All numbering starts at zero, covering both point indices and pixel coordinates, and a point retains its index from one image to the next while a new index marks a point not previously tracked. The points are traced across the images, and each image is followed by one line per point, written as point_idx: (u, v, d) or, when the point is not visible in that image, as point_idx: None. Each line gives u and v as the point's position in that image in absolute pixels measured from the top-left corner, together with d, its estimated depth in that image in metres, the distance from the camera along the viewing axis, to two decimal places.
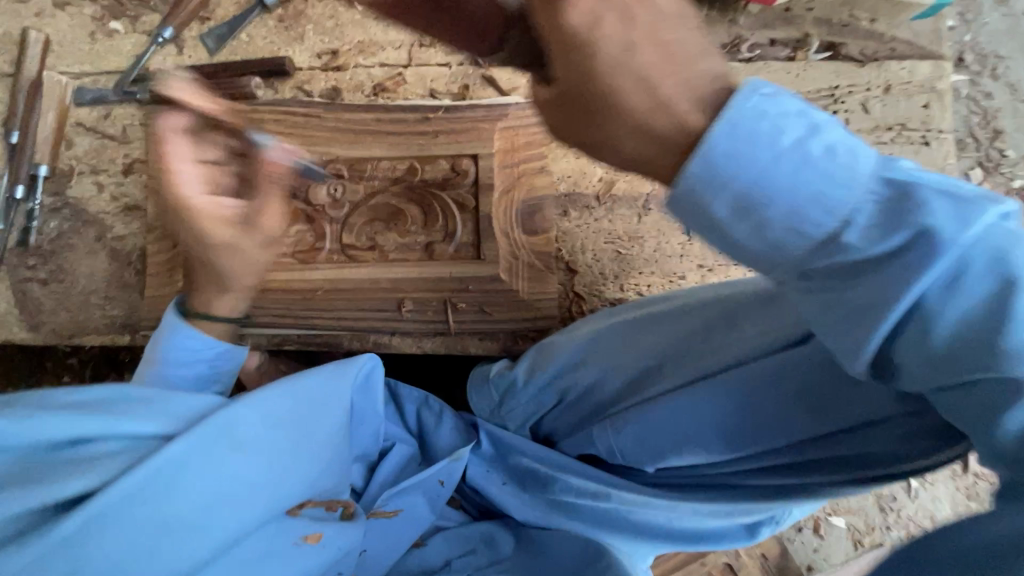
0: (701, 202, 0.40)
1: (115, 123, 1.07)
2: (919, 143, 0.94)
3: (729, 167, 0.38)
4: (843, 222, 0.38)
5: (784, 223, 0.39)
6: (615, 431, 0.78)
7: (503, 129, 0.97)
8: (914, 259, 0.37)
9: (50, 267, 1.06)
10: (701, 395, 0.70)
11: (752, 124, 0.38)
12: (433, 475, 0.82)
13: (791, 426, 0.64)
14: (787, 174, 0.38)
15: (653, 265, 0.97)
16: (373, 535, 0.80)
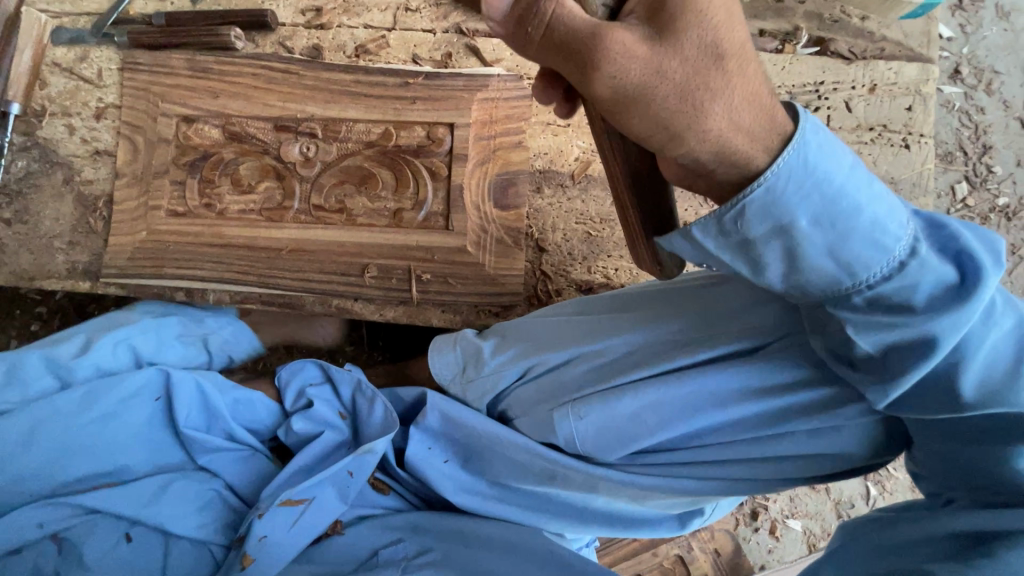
0: (777, 226, 0.50)
1: (91, 65, 1.05)
2: (899, 146, 0.93)
3: (787, 195, 0.48)
4: (887, 270, 0.51)
5: (841, 262, 0.51)
6: (580, 418, 0.78)
7: (481, 100, 0.95)
8: (937, 309, 0.51)
9: (15, 207, 1.04)
10: (676, 385, 0.74)
11: (815, 162, 0.48)
12: (340, 468, 0.88)
13: (756, 417, 0.72)
14: (846, 212, 0.49)
15: (623, 250, 0.96)
16: (278, 521, 0.86)
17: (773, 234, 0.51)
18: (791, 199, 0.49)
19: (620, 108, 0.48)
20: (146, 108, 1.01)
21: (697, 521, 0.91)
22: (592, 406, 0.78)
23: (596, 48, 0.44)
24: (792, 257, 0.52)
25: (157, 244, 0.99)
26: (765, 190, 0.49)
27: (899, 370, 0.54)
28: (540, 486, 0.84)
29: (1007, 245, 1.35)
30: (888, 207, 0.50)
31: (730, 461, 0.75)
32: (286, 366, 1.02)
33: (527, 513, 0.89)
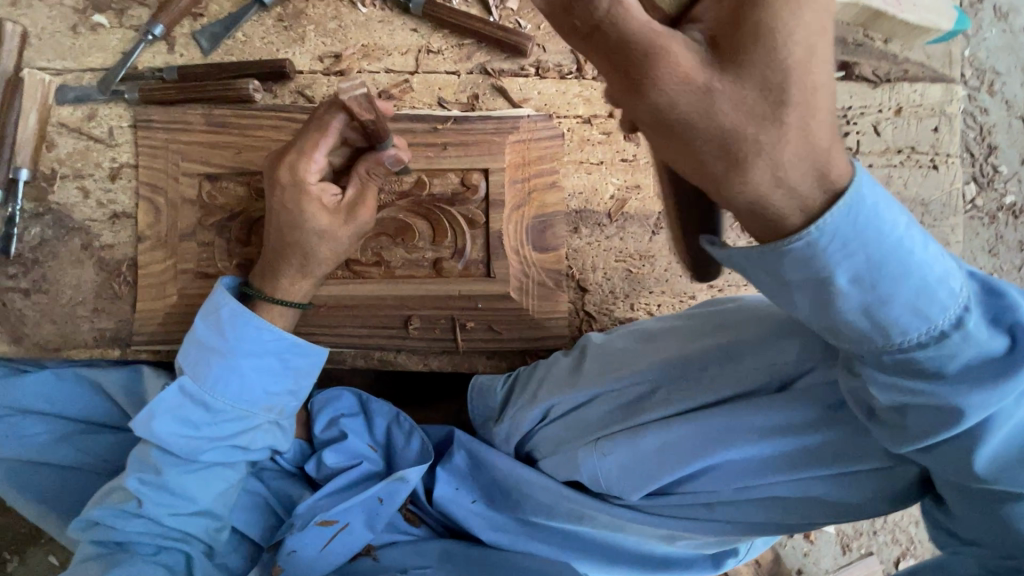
0: (798, 277, 0.48)
1: (101, 124, 1.00)
2: (927, 167, 0.95)
3: (833, 250, 0.46)
4: (933, 331, 0.49)
5: (874, 320, 0.49)
6: (602, 455, 0.81)
7: (514, 143, 0.94)
8: (985, 378, 0.50)
9: (32, 277, 1.00)
10: (697, 424, 0.75)
11: (867, 223, 0.45)
12: (372, 494, 0.91)
13: (787, 459, 0.72)
14: (894, 280, 0.47)
15: (663, 285, 0.97)
16: (306, 540, 0.90)
17: (808, 289, 0.48)
18: (839, 257, 0.46)
19: (668, 129, 0.45)
20: (166, 167, 0.97)
21: (731, 560, 0.92)
22: (612, 447, 0.80)
23: (653, 60, 0.42)
24: (825, 310, 0.49)
25: (189, 307, 0.96)
26: (809, 244, 0.46)
27: (918, 431, 0.55)
28: (568, 523, 0.87)
29: (1014, 242, 1.39)
30: (937, 262, 0.48)
31: (756, 500, 0.76)
32: (321, 393, 1.06)
33: (556, 551, 0.91)
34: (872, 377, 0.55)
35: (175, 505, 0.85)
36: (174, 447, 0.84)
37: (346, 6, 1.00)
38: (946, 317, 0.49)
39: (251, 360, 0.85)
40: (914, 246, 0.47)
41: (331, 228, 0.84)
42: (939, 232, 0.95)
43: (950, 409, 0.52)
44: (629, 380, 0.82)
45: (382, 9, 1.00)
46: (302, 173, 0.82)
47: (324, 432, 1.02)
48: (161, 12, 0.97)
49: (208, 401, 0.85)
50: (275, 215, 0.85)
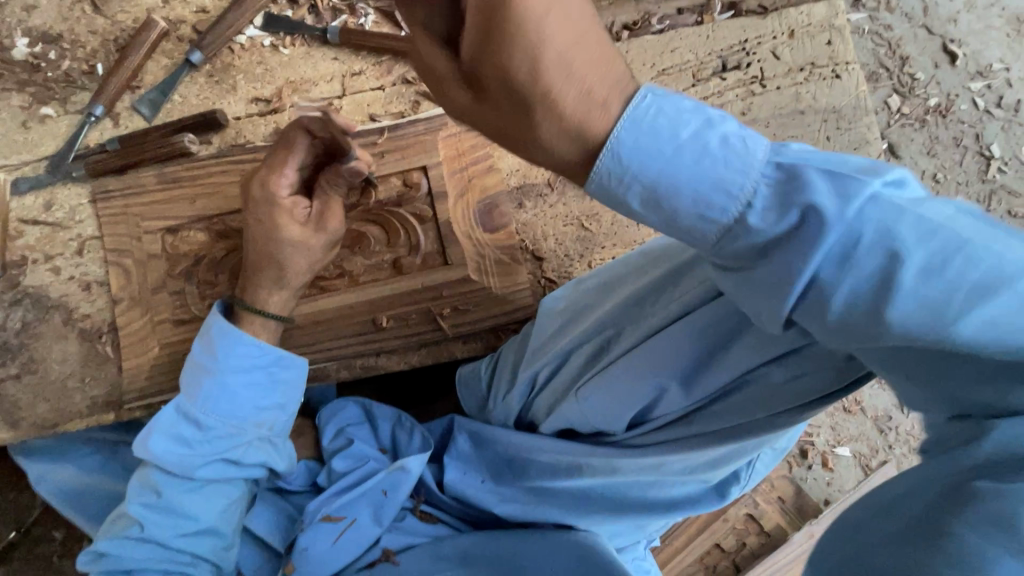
0: (616, 197, 0.49)
1: (61, 206, 1.06)
2: (831, 78, 1.01)
3: (633, 163, 0.46)
4: (744, 205, 0.47)
5: (694, 211, 0.48)
6: (579, 401, 0.83)
7: (445, 138, 1.00)
8: (805, 236, 0.45)
9: (20, 361, 1.03)
10: (650, 351, 0.74)
11: (656, 130, 0.45)
12: (376, 483, 0.97)
13: (731, 355, 0.69)
14: (670, 182, 0.47)
15: (614, 238, 1.04)
16: (319, 538, 0.95)
17: (646, 210, 0.49)
18: (629, 175, 0.47)
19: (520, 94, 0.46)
20: (128, 230, 1.02)
21: (737, 488, 0.89)
22: (586, 393, 0.81)
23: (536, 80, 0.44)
24: (670, 226, 0.50)
25: (173, 355, 1.00)
26: (612, 156, 0.46)
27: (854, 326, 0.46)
28: (570, 479, 0.89)
29: (949, 140, 1.44)
30: (722, 130, 0.47)
31: (724, 411, 0.73)
32: (326, 407, 1.12)
33: (566, 512, 0.92)
34: (726, 283, 0.52)
35: (177, 525, 0.88)
36: (170, 465, 0.88)
37: (269, 50, 1.09)
38: (737, 204, 0.47)
39: (239, 375, 0.89)
40: (691, 121, 0.47)
41: (304, 238, 0.90)
42: (858, 132, 1.00)
43: (767, 286, 0.48)
44: (592, 330, 0.85)
45: (302, 46, 1.09)
46: (272, 189, 0.90)
47: (332, 442, 1.07)
48: (102, 93, 1.05)
49: (199, 418, 0.88)
50: (252, 234, 0.92)
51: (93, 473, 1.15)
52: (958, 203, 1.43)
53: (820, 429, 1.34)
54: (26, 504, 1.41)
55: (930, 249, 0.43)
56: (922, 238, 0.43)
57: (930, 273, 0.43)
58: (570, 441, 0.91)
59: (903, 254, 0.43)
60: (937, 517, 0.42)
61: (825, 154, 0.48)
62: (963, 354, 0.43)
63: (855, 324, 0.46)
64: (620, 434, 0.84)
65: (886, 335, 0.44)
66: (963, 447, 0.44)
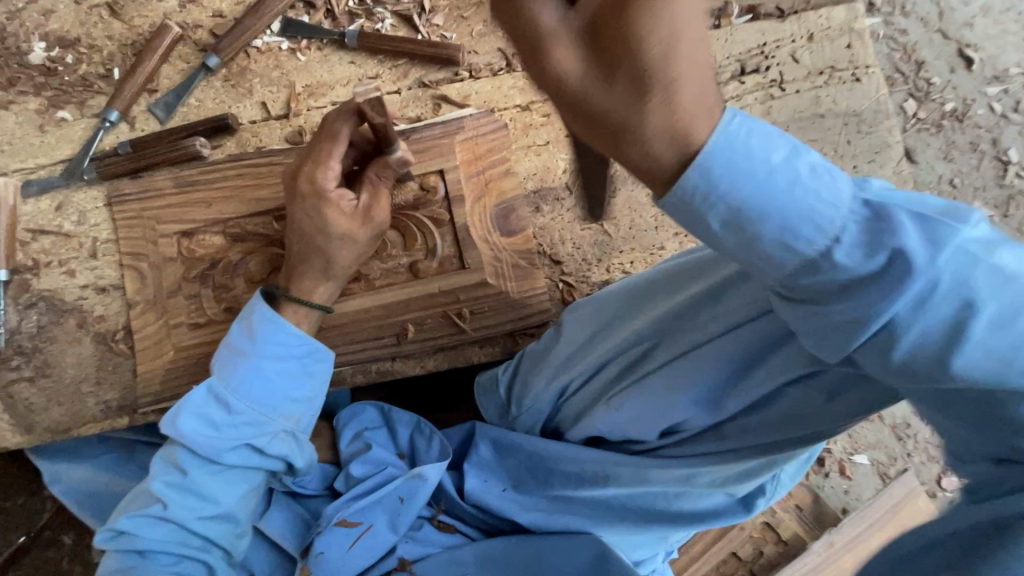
0: (696, 214, 0.45)
1: (75, 209, 1.05)
2: (851, 81, 1.00)
3: (717, 188, 0.43)
4: (830, 241, 0.44)
5: (777, 240, 0.45)
6: (614, 410, 0.81)
7: (463, 142, 1.00)
8: (892, 279, 0.43)
9: (34, 364, 1.03)
10: (690, 362, 0.72)
11: (748, 147, 0.43)
12: (395, 492, 0.95)
13: (766, 366, 0.67)
14: (759, 206, 0.44)
15: (632, 242, 1.04)
16: (336, 542, 0.94)
17: (727, 232, 0.46)
18: (714, 196, 0.44)
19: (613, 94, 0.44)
20: (143, 233, 1.02)
21: (762, 500, 0.87)
22: (620, 403, 0.80)
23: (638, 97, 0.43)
24: (749, 251, 0.46)
25: (188, 359, 0.99)
26: (698, 173, 0.42)
27: (917, 371, 0.46)
28: (597, 490, 0.88)
29: (966, 144, 1.43)
30: (810, 159, 0.45)
31: (760, 424, 0.71)
32: (345, 411, 1.11)
33: (588, 523, 0.91)
34: (789, 315, 0.51)
35: (198, 507, 0.87)
36: (197, 447, 0.86)
37: (285, 54, 1.09)
38: (825, 236, 0.44)
39: (273, 361, 0.88)
40: (778, 146, 0.44)
41: (350, 230, 0.89)
42: (879, 136, 1.00)
43: (839, 324, 0.46)
44: (627, 340, 0.81)
45: (318, 49, 1.08)
46: (321, 182, 0.88)
47: (350, 446, 1.06)
48: (117, 97, 1.05)
49: (230, 401, 0.87)
50: (297, 226, 0.90)
51: (105, 480, 1.15)
52: (975, 208, 1.42)
53: (837, 436, 1.32)
54: (35, 508, 1.41)
55: (1005, 300, 0.42)
56: (1002, 288, 0.42)
57: (1003, 325, 0.42)
58: (598, 449, 0.90)
59: (977, 305, 0.42)
60: (982, 545, 0.43)
61: (905, 197, 0.47)
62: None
63: (915, 367, 0.46)
64: (652, 441, 0.82)
65: (946, 380, 0.45)
66: (1000, 498, 0.45)
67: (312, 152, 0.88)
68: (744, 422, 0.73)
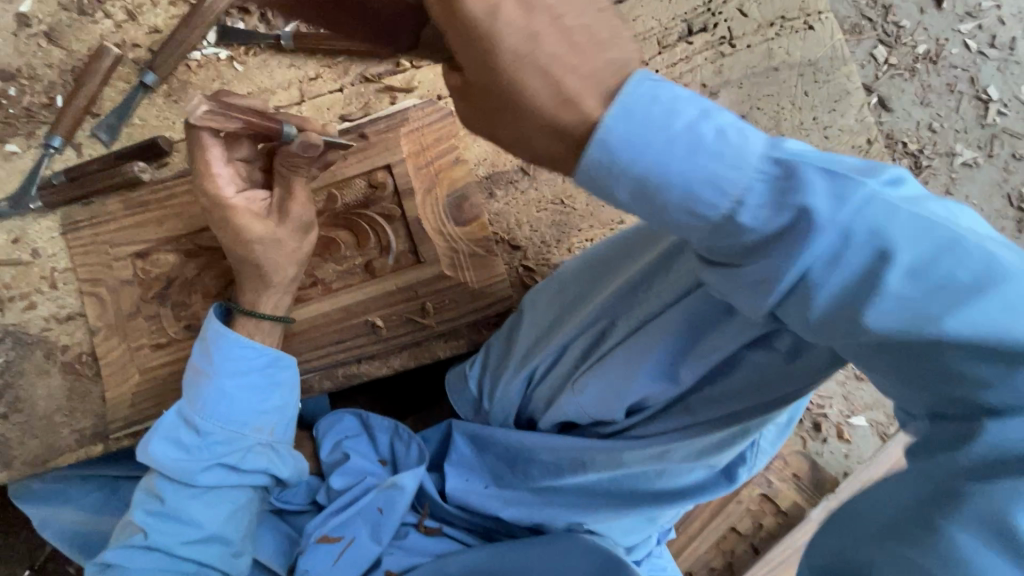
0: (603, 184, 0.47)
1: (30, 242, 1.05)
2: (803, 30, 0.96)
3: (626, 155, 0.44)
4: (734, 203, 0.45)
5: (683, 205, 0.45)
6: (578, 393, 0.78)
7: (407, 133, 0.97)
8: (795, 237, 0.44)
9: (6, 400, 1.02)
10: (644, 337, 0.69)
11: (646, 124, 0.44)
12: (371, 501, 0.94)
13: (722, 333, 0.63)
14: (663, 175, 0.45)
15: (591, 219, 1.03)
16: (319, 558, 0.92)
17: (635, 201, 0.47)
18: (618, 166, 0.45)
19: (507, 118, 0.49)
20: (98, 259, 1.01)
21: (744, 472, 0.82)
22: (583, 383, 0.76)
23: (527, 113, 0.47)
24: (660, 218, 0.47)
25: (154, 381, 0.98)
26: (602, 147, 0.45)
27: (835, 327, 0.45)
28: (575, 476, 0.85)
29: (943, 86, 1.38)
30: (719, 120, 0.45)
31: (725, 395, 0.68)
32: (322, 419, 1.09)
33: (571, 510, 0.89)
34: (710, 279, 0.51)
35: (183, 531, 0.85)
36: (170, 471, 0.85)
37: (224, 64, 1.07)
38: (728, 198, 0.45)
39: (237, 377, 0.87)
40: (686, 111, 0.45)
41: (261, 251, 0.88)
42: (837, 83, 0.96)
43: (749, 283, 0.47)
44: (587, 319, 0.78)
45: (258, 55, 1.07)
46: (263, 180, 0.87)
47: (330, 456, 1.05)
48: (60, 123, 1.04)
49: (198, 422, 0.86)
50: (229, 244, 0.89)
51: (92, 509, 1.14)
52: (958, 151, 1.36)
53: (832, 399, 1.29)
54: (38, 541, 1.42)
55: (922, 248, 0.42)
56: (915, 237, 0.42)
57: (916, 276, 0.42)
58: (567, 435, 0.86)
59: (894, 254, 0.42)
60: (927, 521, 0.40)
61: (823, 154, 0.46)
62: (957, 350, 0.40)
63: (836, 323, 0.45)
64: (620, 420, 0.78)
65: (865, 337, 0.44)
66: (950, 452, 0.41)
67: (251, 153, 0.88)
68: (705, 393, 0.70)
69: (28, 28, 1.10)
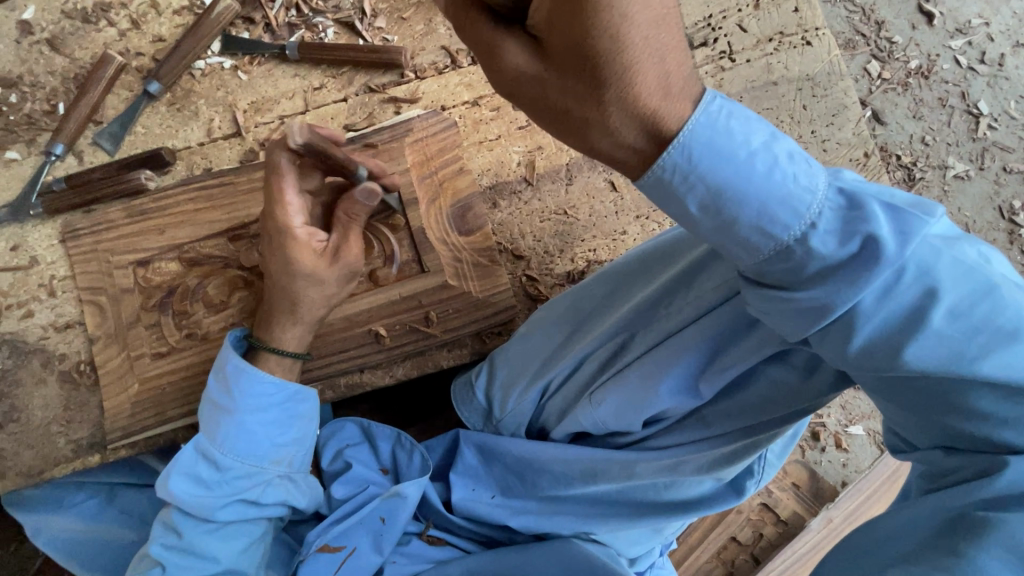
0: (675, 194, 0.49)
1: (29, 249, 1.04)
2: (801, 45, 0.98)
3: (704, 163, 0.46)
4: (806, 226, 0.48)
5: (755, 223, 0.48)
6: (594, 407, 0.77)
7: (412, 144, 0.98)
8: (859, 264, 0.48)
9: (2, 409, 1.00)
10: (666, 350, 0.70)
11: (725, 140, 0.46)
12: (372, 511, 0.93)
13: (741, 347, 0.65)
14: (737, 190, 0.47)
15: (593, 229, 1.04)
16: (320, 568, 0.92)
17: (703, 215, 0.49)
18: (693, 176, 0.47)
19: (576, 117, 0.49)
20: (99, 266, 1.00)
21: (752, 484, 0.81)
22: (601, 396, 0.76)
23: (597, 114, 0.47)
24: (726, 234, 0.50)
25: (155, 390, 0.97)
26: (681, 151, 0.46)
27: (874, 357, 0.51)
28: (588, 488, 0.85)
29: (935, 101, 1.40)
30: (793, 150, 0.49)
31: (743, 408, 0.69)
32: (323, 427, 1.07)
33: (580, 521, 0.89)
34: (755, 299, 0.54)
35: (198, 567, 0.85)
36: (190, 508, 0.85)
37: (228, 73, 1.08)
38: (803, 220, 0.48)
39: (257, 413, 0.86)
40: (759, 134, 0.48)
41: (316, 269, 0.86)
42: (835, 98, 0.98)
43: (804, 307, 0.50)
44: (606, 331, 0.79)
45: (262, 64, 1.08)
46: (284, 220, 0.86)
47: (332, 464, 1.04)
48: (62, 131, 1.04)
49: (217, 459, 0.85)
50: (268, 268, 0.88)
51: (87, 521, 1.13)
52: (950, 164, 1.39)
53: (830, 409, 1.31)
54: (28, 553, 1.39)
55: (964, 290, 0.48)
56: (959, 281, 0.48)
57: (956, 316, 0.48)
58: (583, 445, 0.86)
59: (938, 292, 0.48)
60: (947, 546, 0.48)
61: (878, 187, 0.52)
62: (982, 389, 0.48)
63: (874, 353, 0.51)
64: (638, 432, 0.78)
65: (904, 368, 0.50)
66: (968, 484, 0.50)
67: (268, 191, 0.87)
68: (723, 406, 0.71)
69: (30, 35, 1.10)
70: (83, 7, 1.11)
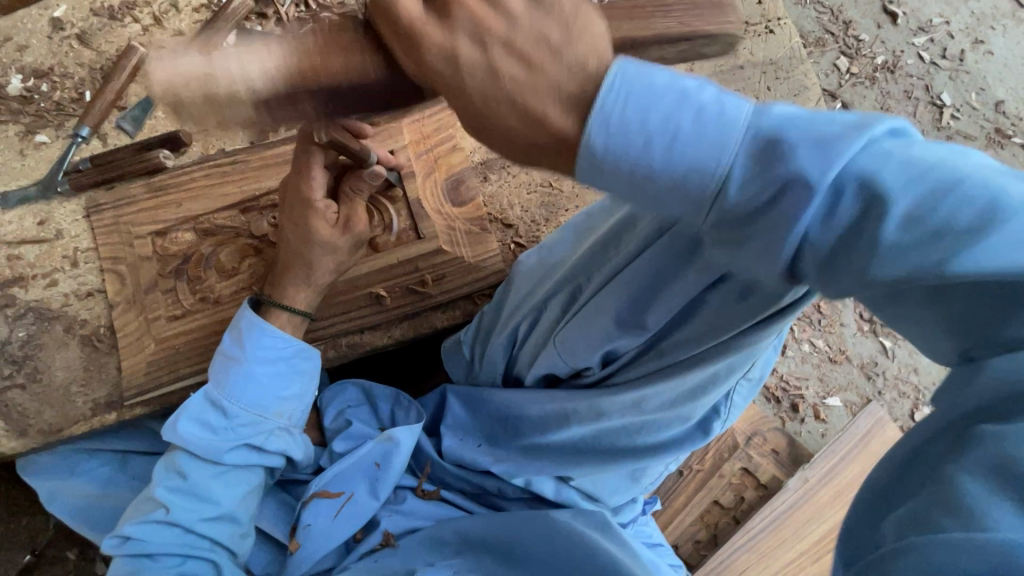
0: (601, 170, 0.44)
1: (55, 223, 1.12)
2: (764, 34, 1.08)
3: (615, 145, 0.43)
4: (723, 180, 0.42)
5: (678, 192, 0.43)
6: (557, 349, 0.85)
7: (410, 124, 1.07)
8: (790, 209, 0.40)
9: (25, 371, 1.07)
10: (612, 286, 0.75)
11: (630, 109, 0.42)
12: (368, 455, 0.99)
13: (680, 281, 0.69)
14: (657, 158, 0.43)
15: (577, 202, 1.13)
16: (321, 512, 0.98)
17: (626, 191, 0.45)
18: (614, 154, 0.43)
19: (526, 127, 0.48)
20: (120, 237, 1.09)
21: (718, 424, 0.88)
22: (563, 336, 0.83)
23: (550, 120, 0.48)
24: (654, 204, 0.45)
25: (169, 350, 1.05)
26: (599, 126, 0.43)
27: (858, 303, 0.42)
28: (561, 431, 0.91)
29: (901, 93, 1.50)
30: (701, 98, 0.42)
31: (688, 337, 0.73)
32: (326, 390, 1.15)
33: (556, 464, 0.95)
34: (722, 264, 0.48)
35: (201, 508, 0.91)
36: (197, 450, 0.91)
37: None
38: (725, 170, 0.42)
39: (264, 365, 0.93)
40: (674, 93, 0.43)
41: (332, 239, 0.93)
42: (796, 80, 1.07)
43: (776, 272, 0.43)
44: (564, 279, 0.86)
45: None
46: (307, 192, 0.93)
47: (333, 423, 1.10)
48: (89, 115, 1.13)
49: (225, 405, 0.92)
50: (287, 234, 0.95)
51: (100, 484, 1.19)
52: None
53: (808, 382, 1.39)
54: (39, 526, 1.44)
55: (921, 189, 0.38)
56: (905, 181, 0.38)
57: (915, 222, 0.37)
58: (553, 389, 0.92)
59: (885, 202, 0.38)
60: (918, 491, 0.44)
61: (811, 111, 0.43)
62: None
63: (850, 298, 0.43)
64: (597, 368, 0.85)
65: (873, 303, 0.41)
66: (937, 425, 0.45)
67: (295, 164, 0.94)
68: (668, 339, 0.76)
69: (61, 31, 1.20)
70: (110, 6, 1.21)
